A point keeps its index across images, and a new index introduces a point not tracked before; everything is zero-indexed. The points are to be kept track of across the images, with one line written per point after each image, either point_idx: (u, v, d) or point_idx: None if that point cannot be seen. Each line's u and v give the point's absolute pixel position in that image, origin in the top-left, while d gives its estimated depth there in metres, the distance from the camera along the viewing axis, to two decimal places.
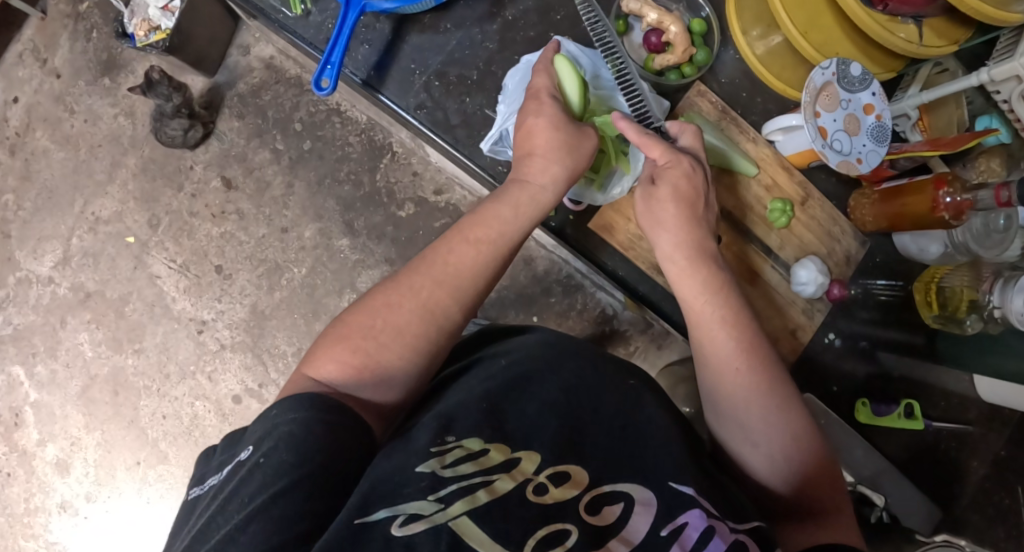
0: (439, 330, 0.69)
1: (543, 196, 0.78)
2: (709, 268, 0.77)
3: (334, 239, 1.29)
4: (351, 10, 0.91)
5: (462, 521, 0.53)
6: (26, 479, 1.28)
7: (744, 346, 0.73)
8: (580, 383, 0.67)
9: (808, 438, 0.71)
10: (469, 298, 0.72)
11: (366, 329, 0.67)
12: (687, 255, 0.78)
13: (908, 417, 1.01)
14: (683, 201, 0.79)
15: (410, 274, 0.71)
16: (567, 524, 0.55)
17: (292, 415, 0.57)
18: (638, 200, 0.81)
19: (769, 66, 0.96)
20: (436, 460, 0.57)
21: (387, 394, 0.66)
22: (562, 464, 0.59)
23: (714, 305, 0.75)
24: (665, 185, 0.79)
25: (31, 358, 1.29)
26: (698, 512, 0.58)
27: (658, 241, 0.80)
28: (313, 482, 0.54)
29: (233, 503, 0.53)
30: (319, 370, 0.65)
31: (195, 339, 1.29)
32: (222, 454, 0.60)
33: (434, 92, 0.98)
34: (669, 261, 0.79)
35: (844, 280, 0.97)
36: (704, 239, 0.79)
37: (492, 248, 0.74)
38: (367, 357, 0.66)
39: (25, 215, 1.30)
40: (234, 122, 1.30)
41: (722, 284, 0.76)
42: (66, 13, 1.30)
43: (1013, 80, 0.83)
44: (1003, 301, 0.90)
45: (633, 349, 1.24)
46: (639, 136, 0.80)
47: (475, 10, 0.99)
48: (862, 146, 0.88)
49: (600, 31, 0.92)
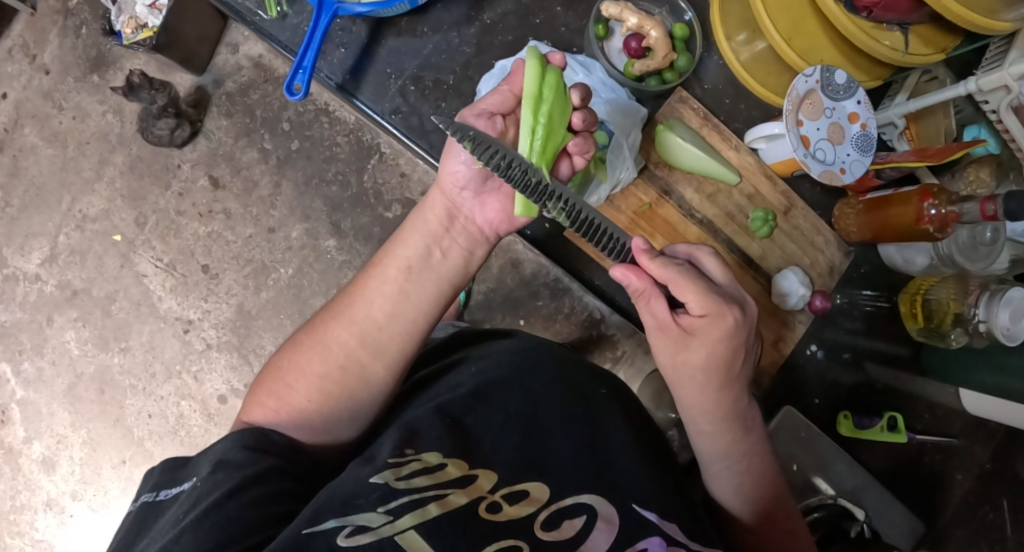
0: (344, 371, 0.69)
1: (430, 209, 0.75)
2: (737, 432, 0.70)
3: (321, 239, 1.28)
4: (323, 13, 0.89)
5: (410, 535, 0.52)
6: (12, 477, 1.28)
7: (761, 509, 0.71)
8: (551, 400, 0.66)
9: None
10: (369, 334, 0.71)
11: (278, 371, 0.70)
12: (714, 421, 0.70)
13: (891, 430, 0.99)
14: (719, 362, 0.67)
15: (322, 318, 0.73)
16: (518, 541, 0.53)
17: (228, 446, 0.62)
18: (663, 352, 0.69)
19: (754, 73, 0.95)
20: (391, 472, 0.57)
21: (312, 436, 0.68)
22: (521, 483, 0.58)
23: (730, 465, 0.71)
24: (700, 346, 0.67)
25: (19, 356, 1.28)
26: (658, 538, 0.56)
27: (681, 404, 0.71)
28: (253, 495, 0.57)
29: (168, 524, 0.56)
30: (251, 414, 0.69)
31: (181, 339, 1.28)
32: (176, 472, 0.63)
33: (410, 96, 0.98)
34: (692, 424, 0.71)
35: (827, 291, 0.95)
36: (738, 398, 0.70)
37: (383, 270, 0.73)
38: (279, 398, 0.69)
39: (13, 212, 1.30)
40: (222, 121, 1.28)
41: (748, 445, 0.71)
42: (56, 9, 1.30)
43: (1003, 90, 0.80)
44: (988, 316, 0.87)
45: (620, 354, 1.21)
46: (669, 275, 0.67)
47: (454, 13, 0.98)
48: (845, 156, 0.86)
49: (522, 178, 0.71)
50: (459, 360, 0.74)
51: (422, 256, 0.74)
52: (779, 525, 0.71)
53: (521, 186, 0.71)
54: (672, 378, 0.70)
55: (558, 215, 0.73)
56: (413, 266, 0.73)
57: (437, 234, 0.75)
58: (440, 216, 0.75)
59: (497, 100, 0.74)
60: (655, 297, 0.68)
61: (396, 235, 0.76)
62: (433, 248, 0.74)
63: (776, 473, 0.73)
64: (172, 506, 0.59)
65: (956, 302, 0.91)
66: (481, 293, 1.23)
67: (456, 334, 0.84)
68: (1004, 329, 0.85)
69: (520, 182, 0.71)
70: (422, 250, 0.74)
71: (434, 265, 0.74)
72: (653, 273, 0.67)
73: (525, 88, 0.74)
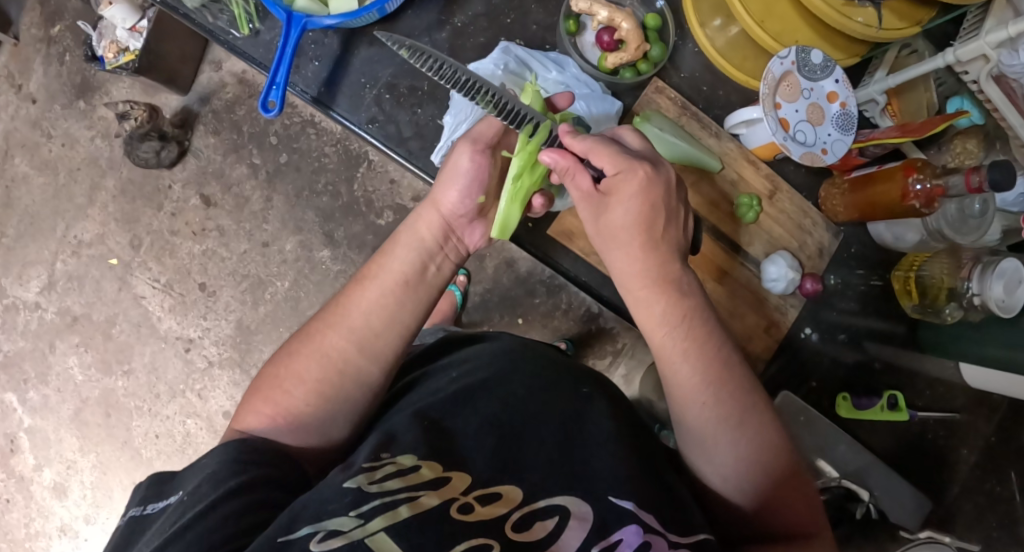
0: (341, 375, 0.69)
1: (426, 225, 0.75)
2: (671, 294, 0.69)
3: (315, 250, 1.28)
4: (293, 28, 0.87)
5: (380, 537, 0.52)
6: (25, 504, 1.29)
7: (711, 378, 0.67)
8: (531, 401, 0.65)
9: (777, 463, 0.67)
10: (368, 343, 0.70)
11: (275, 378, 0.69)
12: (646, 285, 0.69)
13: (892, 408, 1.02)
14: (640, 219, 0.68)
15: (315, 325, 0.71)
16: (489, 540, 0.54)
17: (216, 460, 0.61)
18: (588, 217, 0.71)
19: (730, 58, 0.95)
20: (364, 476, 0.57)
21: (306, 440, 0.68)
22: (494, 484, 0.58)
23: (672, 331, 0.68)
24: (618, 205, 0.69)
25: (23, 385, 1.29)
26: (634, 527, 0.57)
27: (613, 268, 0.71)
28: (235, 507, 0.57)
29: (156, 534, 0.57)
30: (245, 422, 0.68)
31: (183, 358, 1.29)
32: (161, 485, 0.64)
33: (386, 105, 0.96)
34: (626, 291, 0.70)
35: (817, 273, 0.94)
36: (669, 258, 0.69)
37: (380, 283, 0.72)
38: (277, 404, 0.68)
39: (9, 242, 1.30)
40: (210, 139, 1.29)
41: (687, 308, 0.69)
42: (39, 38, 1.31)
43: (981, 60, 0.80)
44: (981, 289, 0.87)
45: (621, 347, 1.25)
46: (587, 146, 0.71)
47: (425, 18, 0.97)
48: (827, 136, 0.86)
49: (448, 73, 0.82)
50: (442, 364, 0.74)
51: (418, 271, 0.73)
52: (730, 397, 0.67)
53: (446, 79, 0.82)
54: (600, 241, 0.71)
55: (484, 104, 0.80)
56: (410, 281, 0.73)
57: (433, 249, 0.75)
58: (435, 232, 0.75)
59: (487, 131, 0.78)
60: (579, 171, 0.71)
61: (388, 248, 0.75)
62: (428, 264, 0.74)
63: (727, 341, 0.70)
64: (159, 518, 0.59)
65: (949, 277, 0.91)
66: (478, 293, 1.25)
67: (442, 339, 0.84)
68: (999, 301, 0.85)
69: (450, 79, 0.82)
70: (418, 264, 0.74)
71: (429, 279, 0.74)
72: (575, 146, 0.71)
73: (528, 106, 0.82)
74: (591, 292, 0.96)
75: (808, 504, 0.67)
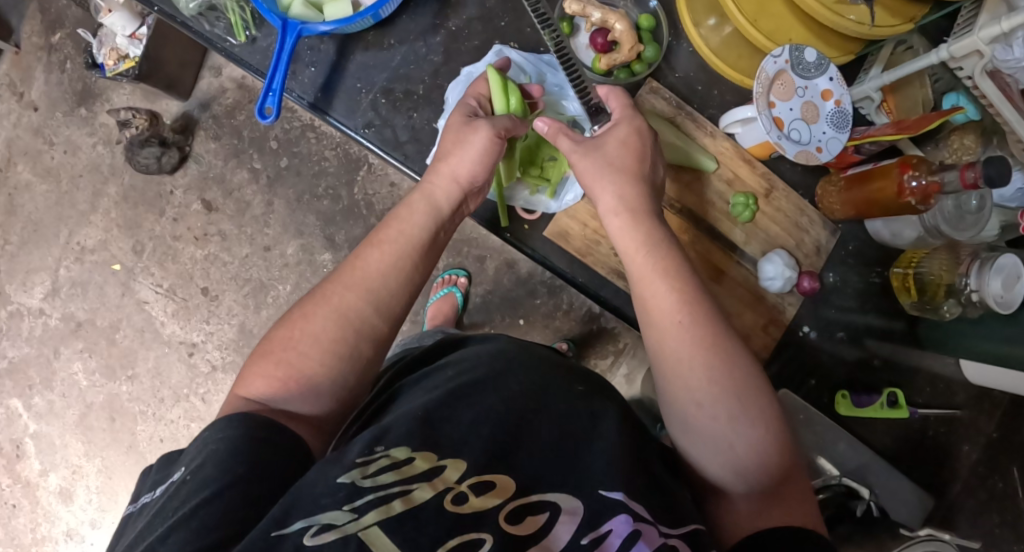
0: (356, 333, 0.69)
1: (442, 192, 0.79)
2: (650, 223, 0.76)
3: (316, 254, 1.29)
4: (288, 35, 0.88)
5: (373, 531, 0.53)
6: (31, 509, 1.30)
7: (684, 300, 0.70)
8: (525, 396, 0.66)
9: (753, 402, 0.67)
10: (384, 303, 0.71)
11: (288, 340, 0.68)
12: (630, 209, 0.77)
13: (892, 406, 1.01)
14: (634, 147, 0.80)
15: (327, 283, 0.71)
16: (482, 533, 0.55)
17: (221, 431, 0.60)
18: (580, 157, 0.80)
19: (724, 57, 0.95)
20: (358, 471, 0.57)
21: (316, 404, 0.67)
22: (488, 473, 0.59)
23: (650, 255, 0.73)
24: (613, 141, 0.81)
25: (29, 391, 1.30)
26: (624, 517, 0.58)
27: (601, 196, 0.78)
28: (231, 495, 0.56)
29: (157, 518, 0.56)
30: (249, 386, 0.66)
31: (186, 362, 1.29)
32: (157, 473, 0.62)
33: (381, 109, 0.97)
34: (611, 219, 0.77)
35: (815, 271, 0.94)
36: (646, 196, 0.78)
37: (398, 245, 0.74)
38: (291, 368, 0.66)
39: (13, 249, 1.31)
40: (211, 144, 1.30)
41: (663, 237, 0.75)
42: (40, 46, 1.31)
43: (975, 55, 0.79)
44: (980, 285, 0.88)
45: (622, 346, 1.26)
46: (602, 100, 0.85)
47: (419, 23, 0.97)
48: (821, 134, 0.86)
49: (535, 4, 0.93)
50: (443, 364, 0.74)
51: (432, 236, 0.77)
52: (704, 325, 0.69)
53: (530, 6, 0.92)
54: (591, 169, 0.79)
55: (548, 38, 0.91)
56: (425, 247, 0.76)
57: (446, 216, 0.79)
58: (450, 200, 0.80)
59: (506, 124, 0.83)
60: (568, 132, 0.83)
61: (400, 211, 0.77)
62: (440, 231, 0.78)
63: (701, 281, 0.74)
64: (160, 498, 0.58)
65: (948, 273, 0.91)
66: (479, 295, 1.26)
67: (441, 341, 0.84)
68: (998, 297, 0.86)
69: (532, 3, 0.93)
70: (432, 229, 0.77)
71: (438, 244, 0.78)
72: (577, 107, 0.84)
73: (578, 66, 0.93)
74: (588, 292, 0.96)
75: (781, 449, 0.68)
